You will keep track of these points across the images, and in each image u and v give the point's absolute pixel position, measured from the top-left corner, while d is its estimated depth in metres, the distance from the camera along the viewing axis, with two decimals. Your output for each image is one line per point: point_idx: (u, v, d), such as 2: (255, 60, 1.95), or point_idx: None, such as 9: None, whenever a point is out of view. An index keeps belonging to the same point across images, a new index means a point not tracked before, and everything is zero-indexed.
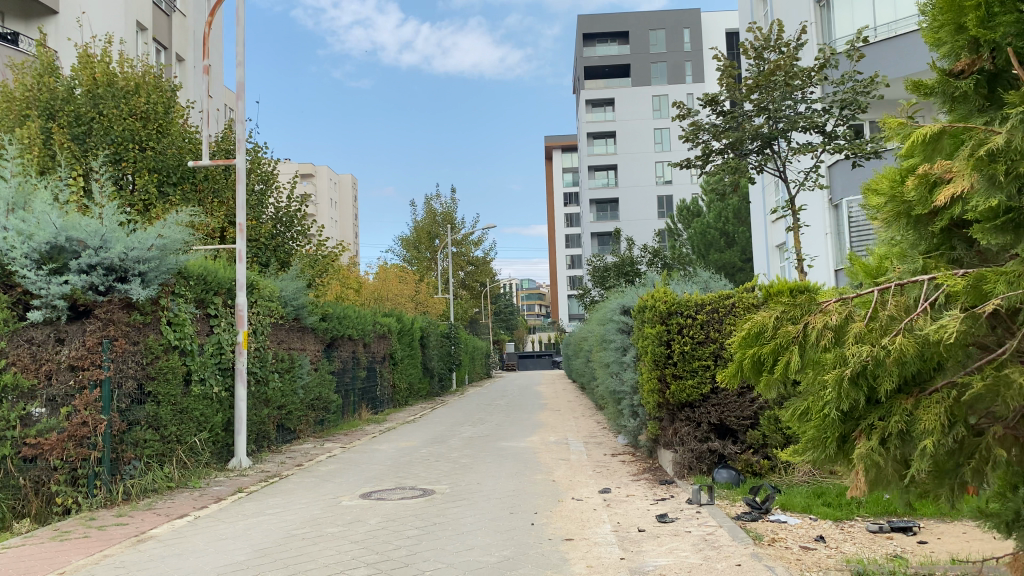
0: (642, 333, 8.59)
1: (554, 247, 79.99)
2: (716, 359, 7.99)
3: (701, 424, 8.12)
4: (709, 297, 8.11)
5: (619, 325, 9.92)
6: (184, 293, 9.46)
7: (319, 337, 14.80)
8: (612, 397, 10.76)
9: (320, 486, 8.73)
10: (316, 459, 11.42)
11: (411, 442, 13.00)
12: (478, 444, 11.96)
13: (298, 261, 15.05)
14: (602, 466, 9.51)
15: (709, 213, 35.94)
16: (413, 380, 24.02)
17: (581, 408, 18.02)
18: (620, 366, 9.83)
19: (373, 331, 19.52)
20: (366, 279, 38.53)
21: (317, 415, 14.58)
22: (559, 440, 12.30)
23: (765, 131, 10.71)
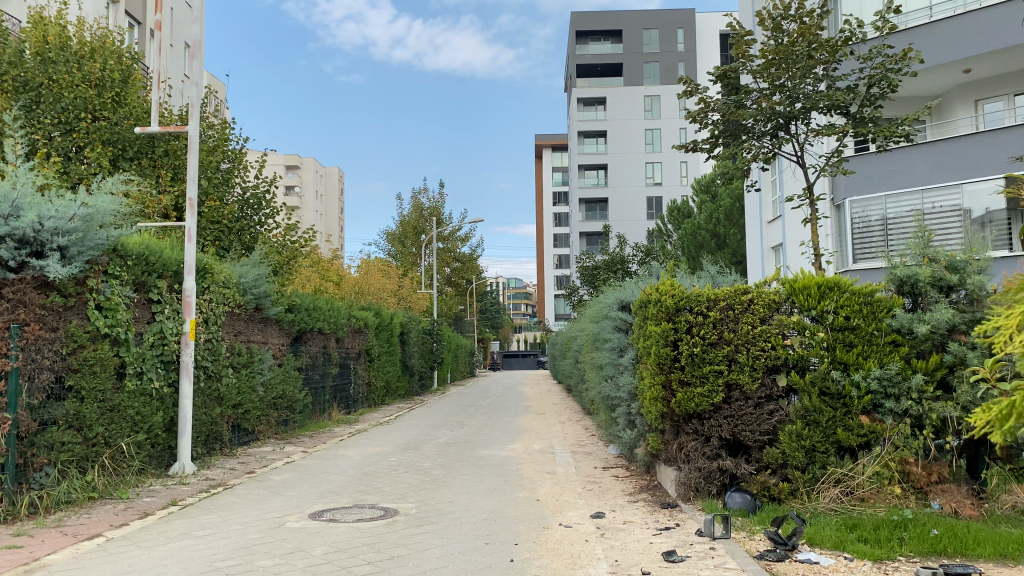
0: (644, 331, 7.46)
1: (542, 246, 78.95)
2: (731, 364, 6.87)
3: (710, 439, 6.99)
4: (723, 290, 6.99)
5: (616, 323, 8.78)
6: (120, 274, 8.23)
7: (285, 330, 13.61)
8: (604, 401, 9.65)
9: (267, 500, 7.56)
10: (272, 464, 10.25)
11: (380, 446, 11.86)
12: (453, 452, 10.83)
13: (264, 247, 13.85)
14: (592, 483, 8.37)
15: (702, 214, 35.00)
16: (391, 379, 22.88)
17: (566, 413, 16.92)
18: (617, 370, 8.69)
19: (348, 325, 18.35)
20: (347, 273, 37.35)
21: (280, 415, 13.39)
22: (544, 449, 11.19)
23: (782, 111, 9.58)
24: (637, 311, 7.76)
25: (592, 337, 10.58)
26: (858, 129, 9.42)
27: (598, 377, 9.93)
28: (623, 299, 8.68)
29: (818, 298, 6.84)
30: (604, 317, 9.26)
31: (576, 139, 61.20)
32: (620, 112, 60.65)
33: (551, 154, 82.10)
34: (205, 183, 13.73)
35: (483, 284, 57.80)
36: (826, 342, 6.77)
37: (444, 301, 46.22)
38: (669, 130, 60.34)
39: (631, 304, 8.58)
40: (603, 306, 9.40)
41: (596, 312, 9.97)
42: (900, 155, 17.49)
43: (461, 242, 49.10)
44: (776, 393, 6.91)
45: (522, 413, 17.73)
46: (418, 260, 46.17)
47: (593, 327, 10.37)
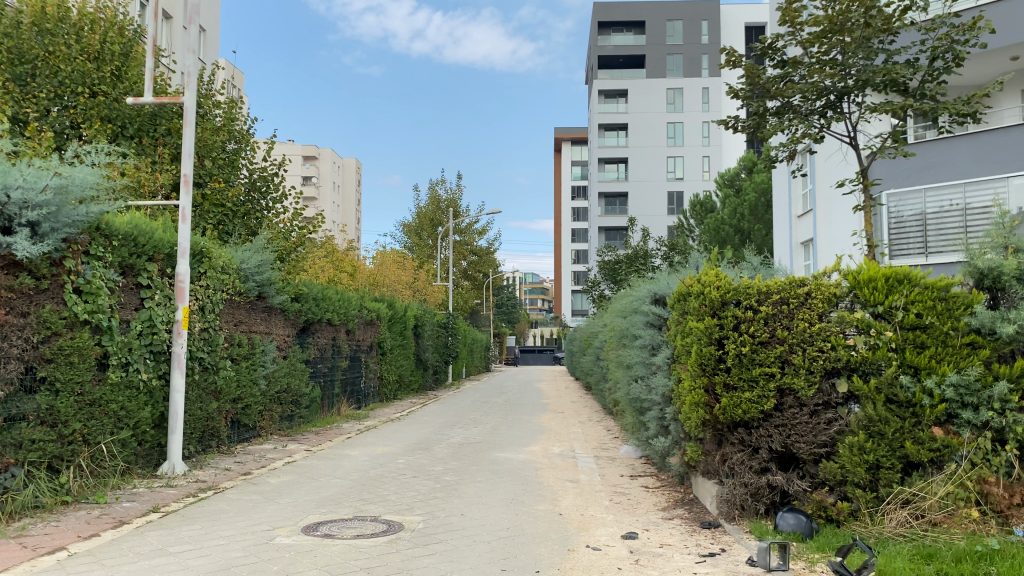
0: (683, 328, 6.63)
1: (560, 241, 78.02)
2: (785, 366, 6.03)
3: (759, 451, 6.16)
4: (776, 282, 6.16)
5: (648, 319, 7.95)
6: (104, 256, 7.49)
7: (290, 320, 12.86)
8: (631, 404, 8.82)
9: (258, 508, 6.78)
10: (271, 464, 9.49)
11: (388, 446, 11.07)
12: (467, 455, 10.03)
13: (269, 232, 13.12)
14: (620, 494, 7.55)
15: (725, 208, 34.03)
16: (404, 373, 22.12)
17: (585, 412, 16.10)
18: (649, 370, 7.87)
19: (360, 317, 17.63)
20: (361, 264, 36.70)
21: (284, 410, 12.67)
22: (564, 453, 10.37)
23: (833, 86, 8.68)
24: (674, 306, 6.94)
25: (619, 333, 9.77)
26: (918, 107, 8.50)
27: (626, 377, 9.10)
28: (656, 291, 7.85)
29: (885, 293, 5.99)
30: (634, 311, 8.44)
31: (597, 132, 60.27)
32: (641, 105, 59.57)
33: (571, 147, 81.18)
34: (209, 163, 13.01)
35: (499, 278, 57.01)
36: (894, 343, 5.92)
37: (459, 294, 45.53)
38: (691, 124, 59.19)
39: (666, 297, 7.75)
40: (632, 299, 8.59)
41: (625, 306, 9.16)
42: (940, 146, 16.51)
43: (477, 235, 48.36)
44: (835, 400, 6.06)
45: (539, 411, 16.95)
46: (434, 252, 45.50)
47: (620, 322, 9.56)
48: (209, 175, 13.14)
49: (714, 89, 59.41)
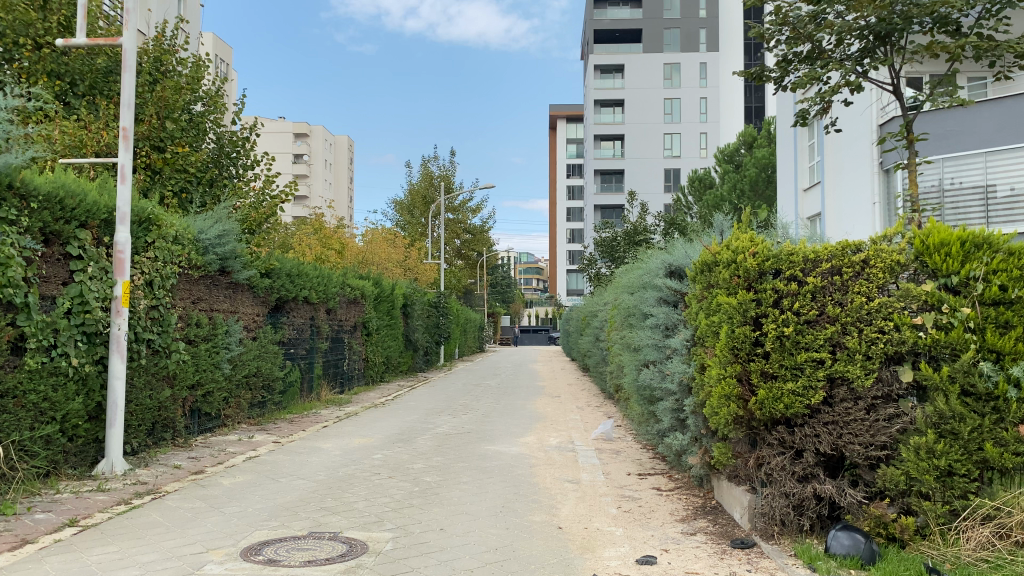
0: (707, 304, 5.48)
1: (556, 220, 76.83)
2: (837, 351, 4.89)
3: (802, 453, 5.04)
4: (825, 247, 5.01)
5: (661, 294, 6.83)
6: (18, 220, 6.29)
7: (259, 297, 11.70)
8: (640, 392, 7.71)
9: (197, 521, 5.65)
10: (229, 460, 8.36)
11: (366, 438, 9.94)
12: (453, 449, 8.91)
13: (236, 200, 11.94)
14: (630, 498, 6.44)
15: (724, 185, 32.90)
16: (391, 354, 21.03)
17: (583, 397, 15.00)
18: (663, 354, 6.75)
19: (342, 295, 16.51)
20: (350, 241, 35.57)
21: (254, 396, 11.55)
22: (562, 445, 9.25)
23: (873, 24, 7.46)
24: (696, 278, 5.79)
25: (625, 311, 8.67)
26: (973, 47, 7.28)
27: (633, 362, 7.99)
28: (671, 262, 6.73)
29: (960, 260, 4.74)
30: (645, 285, 7.31)
31: (593, 108, 58.97)
32: (637, 80, 58.16)
33: (565, 124, 79.81)
34: (171, 125, 11.69)
35: (494, 257, 56.00)
36: (972, 322, 4.67)
37: (453, 273, 44.47)
38: (688, 100, 57.81)
39: (683, 269, 6.62)
40: (642, 272, 7.47)
41: (633, 281, 8.04)
42: (960, 113, 15.30)
43: (470, 213, 47.20)
44: (897, 392, 4.91)
45: (534, 396, 15.87)
46: (426, 230, 44.36)
47: (626, 300, 8.44)
48: (171, 138, 11.85)
49: (711, 64, 58.00)
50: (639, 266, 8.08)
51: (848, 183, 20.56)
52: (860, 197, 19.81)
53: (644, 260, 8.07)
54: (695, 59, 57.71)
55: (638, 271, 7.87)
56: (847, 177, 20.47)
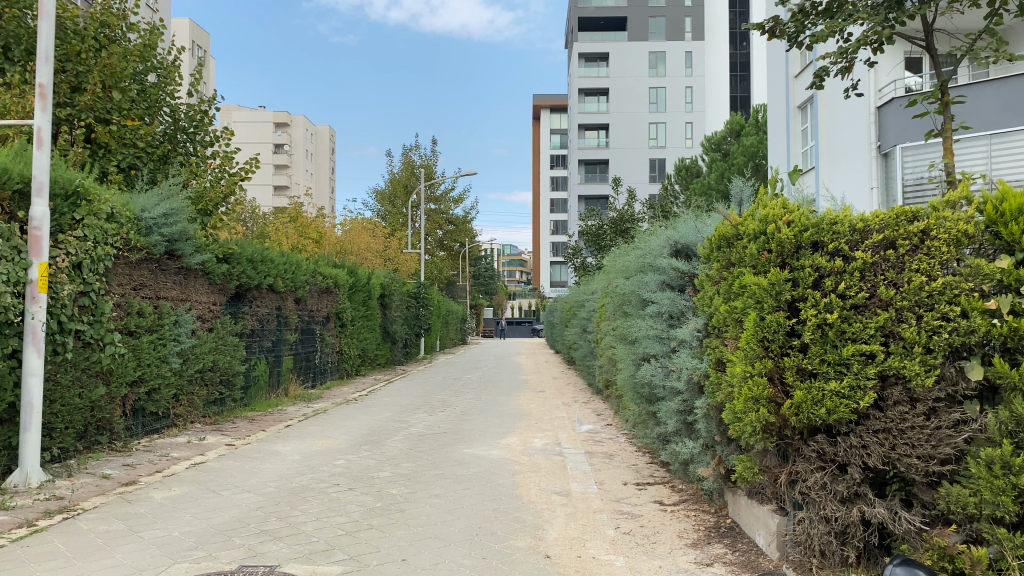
0: (729, 287, 4.54)
1: (540, 211, 75.80)
2: (892, 343, 3.92)
3: (845, 467, 4.07)
4: (875, 214, 4.03)
5: (664, 278, 5.91)
6: None
7: (216, 285, 10.68)
8: (638, 389, 6.80)
9: (108, 550, 4.64)
10: (171, 467, 7.34)
11: (331, 440, 8.94)
12: (427, 453, 7.93)
13: (190, 178, 10.88)
14: (630, 516, 5.50)
15: (712, 173, 32.00)
16: (368, 347, 20.00)
17: (569, 393, 14.04)
18: (665, 347, 5.82)
19: (313, 284, 15.48)
20: (327, 231, 34.43)
21: (209, 393, 10.53)
22: (548, 448, 8.28)
23: None
24: (712, 255, 4.85)
25: (619, 297, 7.74)
26: None
27: (628, 355, 7.08)
28: (675, 241, 5.81)
29: None
30: (645, 267, 6.38)
31: (577, 97, 58.01)
32: (622, 69, 57.20)
33: (550, 114, 78.67)
34: (117, 95, 10.55)
35: (477, 249, 55.03)
36: None
37: (435, 264, 43.34)
38: (673, 89, 56.90)
39: (691, 247, 5.72)
40: (641, 252, 6.53)
41: (630, 263, 7.11)
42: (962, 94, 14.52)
43: (453, 203, 46.16)
44: (964, 392, 3.88)
45: (518, 391, 14.92)
46: (407, 220, 43.28)
47: (621, 284, 7.52)
48: (118, 110, 10.72)
49: (697, 53, 57.15)
50: (638, 247, 7.16)
51: (843, 168, 19.75)
52: (858, 182, 18.99)
53: (642, 240, 7.15)
54: (681, 47, 56.81)
55: (637, 252, 6.95)
56: (842, 162, 19.64)
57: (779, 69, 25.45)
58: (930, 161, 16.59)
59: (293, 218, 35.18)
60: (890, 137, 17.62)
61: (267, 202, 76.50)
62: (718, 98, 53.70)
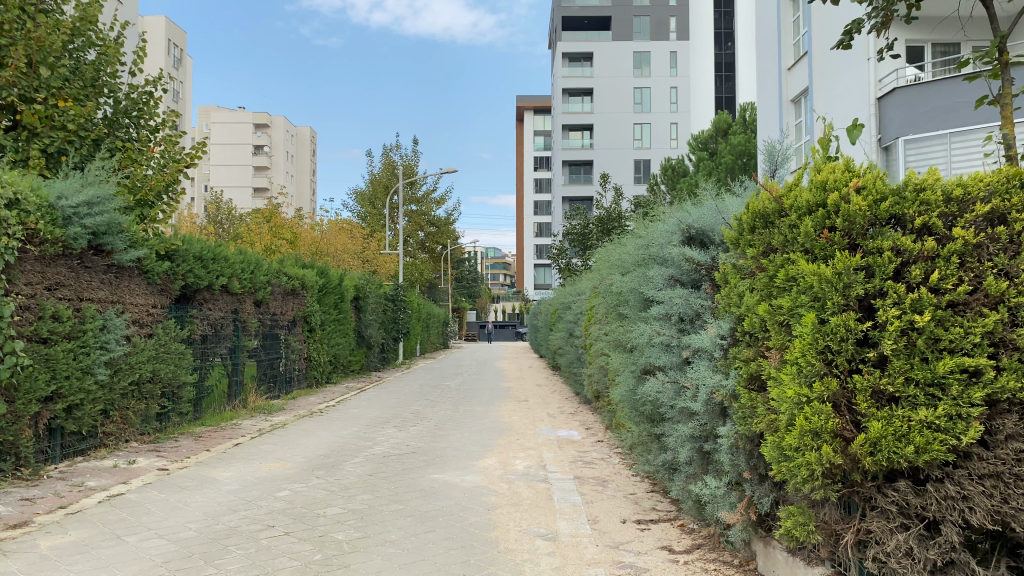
0: (773, 279, 3.43)
1: (524, 212, 74.73)
2: (1005, 357, 2.76)
3: (938, 529, 2.91)
4: (979, 177, 2.88)
5: (673, 272, 4.80)
6: None
7: (156, 285, 9.48)
8: (639, 405, 5.70)
9: None
10: (80, 501, 6.13)
11: (281, 463, 7.75)
12: (389, 480, 6.77)
13: (128, 166, 9.65)
14: (633, 568, 4.38)
15: (699, 172, 31.02)
16: (340, 353, 18.79)
17: (555, 403, 12.89)
18: (677, 357, 4.71)
19: (276, 285, 14.27)
20: (303, 231, 33.18)
21: (148, 409, 9.30)
22: (531, 473, 7.13)
23: None
24: (745, 239, 3.74)
25: (613, 294, 6.62)
26: None
27: (626, 363, 5.97)
28: (688, 226, 4.72)
29: None
30: (647, 257, 5.27)
31: (561, 98, 57.00)
32: (607, 68, 56.19)
33: (533, 116, 77.44)
34: (45, 72, 9.30)
35: (459, 251, 53.88)
36: None
37: (416, 266, 42.14)
38: (658, 89, 55.95)
39: (709, 234, 4.62)
40: (643, 239, 5.43)
41: (627, 253, 6.00)
42: None
43: (435, 204, 44.90)
44: None
45: (498, 400, 13.77)
46: (387, 221, 42.06)
47: (616, 281, 6.42)
48: (47, 88, 9.54)
49: (682, 53, 56.25)
50: (638, 233, 6.05)
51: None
52: None
53: (642, 225, 6.03)
54: (665, 47, 55.90)
55: (636, 240, 5.84)
56: None
57: (772, 60, 24.42)
58: (933, 154, 15.48)
59: (268, 218, 33.88)
60: (891, 129, 16.38)
61: (246, 203, 74.97)
62: (703, 99, 52.76)
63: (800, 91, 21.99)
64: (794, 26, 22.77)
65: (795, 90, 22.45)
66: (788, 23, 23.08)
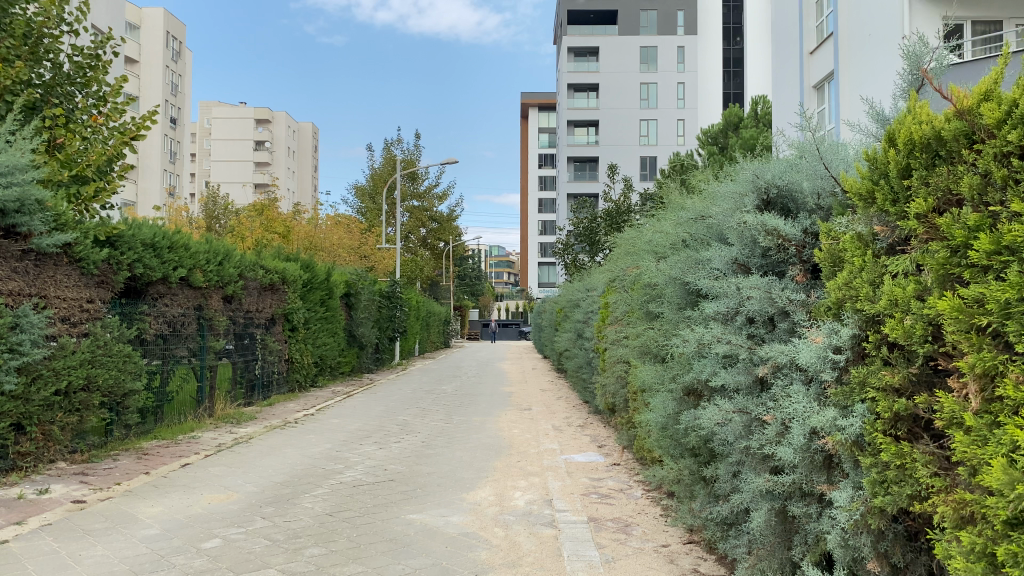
0: (959, 253, 1.99)
1: (528, 210, 73.23)
2: None
3: None
4: None
5: (739, 252, 3.37)
6: None
7: (93, 276, 8.05)
8: (680, 434, 4.28)
9: None
10: None
11: (226, 495, 6.27)
12: (352, 524, 5.30)
13: (61, 138, 8.19)
14: None
15: None
16: (328, 354, 17.32)
17: (561, 413, 11.42)
18: (748, 374, 3.27)
19: (250, 280, 12.80)
20: (297, 225, 31.75)
21: (82, 423, 7.84)
22: (533, 512, 5.66)
23: None
24: (906, 195, 2.27)
25: (643, 286, 5.16)
26: None
27: (659, 375, 4.51)
28: (770, 186, 3.34)
29: None
30: (708, 234, 3.84)
31: (566, 92, 55.55)
32: (613, 63, 54.67)
33: (538, 112, 75.86)
34: None
35: (462, 249, 52.39)
36: None
37: (417, 264, 40.77)
38: (665, 84, 54.37)
39: (804, 197, 3.22)
40: (696, 209, 4.00)
41: (667, 229, 4.55)
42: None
43: (437, 200, 43.38)
44: None
45: (497, 409, 12.30)
46: (386, 216, 40.62)
47: (647, 268, 4.98)
48: None
49: (690, 47, 54.63)
50: (681, 204, 4.62)
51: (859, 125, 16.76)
52: None
53: (688, 195, 4.60)
54: (673, 41, 54.39)
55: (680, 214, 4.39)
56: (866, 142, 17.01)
57: (793, 45, 22.86)
58: None
59: (261, 212, 32.49)
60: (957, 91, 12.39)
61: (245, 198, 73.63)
62: (712, 94, 51.13)
63: (825, 76, 20.44)
64: (817, 8, 21.21)
65: (818, 75, 20.91)
66: (810, 5, 21.52)
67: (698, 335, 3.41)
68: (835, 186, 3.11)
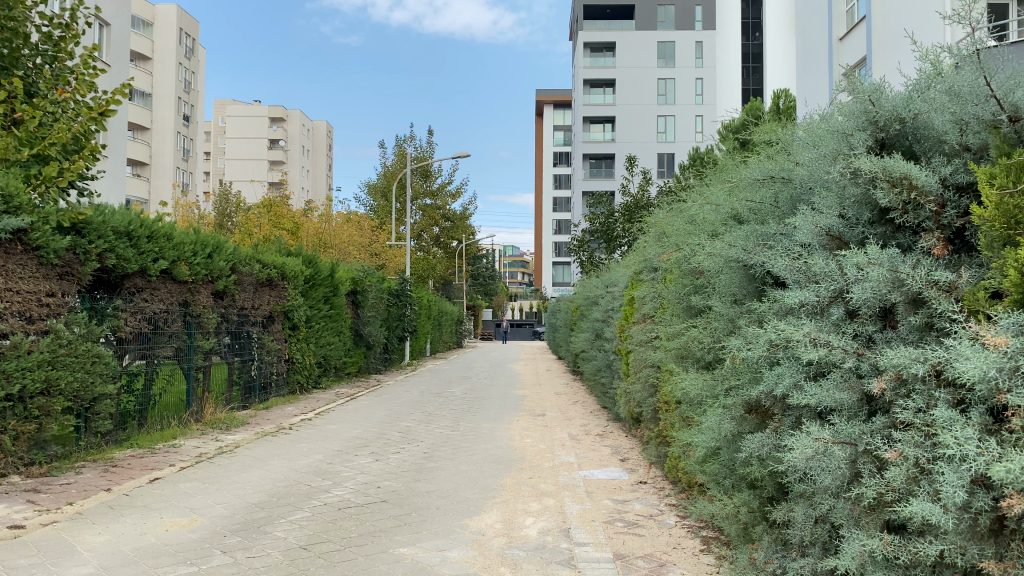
0: None
1: (543, 209, 72.24)
2: None
3: None
4: None
5: (831, 222, 2.85)
6: None
7: (54, 267, 7.21)
8: (738, 462, 3.40)
9: None
10: None
11: (190, 520, 5.38)
12: (329, 562, 4.38)
13: (17, 114, 7.33)
14: None
15: None
16: (333, 354, 16.43)
17: (578, 419, 10.50)
18: (851, 392, 2.46)
19: (245, 274, 11.93)
20: (306, 221, 30.91)
21: (41, 431, 6.98)
22: (547, 545, 4.74)
23: None
24: None
25: (680, 274, 4.33)
26: None
27: (709, 384, 3.66)
28: (892, 121, 2.87)
29: None
30: (792, 202, 3.26)
31: (582, 88, 54.57)
32: (630, 58, 53.60)
33: (553, 111, 74.88)
34: None
35: (475, 248, 51.45)
36: None
37: (430, 262, 39.89)
38: (682, 81, 53.18)
39: (952, 137, 2.70)
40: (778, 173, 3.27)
41: (720, 202, 3.78)
42: None
43: (450, 198, 42.45)
44: None
45: (509, 414, 11.40)
46: (398, 213, 39.70)
47: (686, 251, 4.16)
48: None
49: (708, 43, 53.43)
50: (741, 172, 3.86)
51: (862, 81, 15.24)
52: None
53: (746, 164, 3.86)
54: (691, 37, 53.29)
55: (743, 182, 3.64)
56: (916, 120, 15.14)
57: (820, 31, 21.70)
58: None
59: (270, 208, 31.65)
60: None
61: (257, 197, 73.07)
62: (730, 90, 49.87)
63: (855, 64, 19.33)
64: None
65: (847, 63, 19.81)
66: None
67: (782, 333, 2.58)
68: (987, 119, 2.61)
